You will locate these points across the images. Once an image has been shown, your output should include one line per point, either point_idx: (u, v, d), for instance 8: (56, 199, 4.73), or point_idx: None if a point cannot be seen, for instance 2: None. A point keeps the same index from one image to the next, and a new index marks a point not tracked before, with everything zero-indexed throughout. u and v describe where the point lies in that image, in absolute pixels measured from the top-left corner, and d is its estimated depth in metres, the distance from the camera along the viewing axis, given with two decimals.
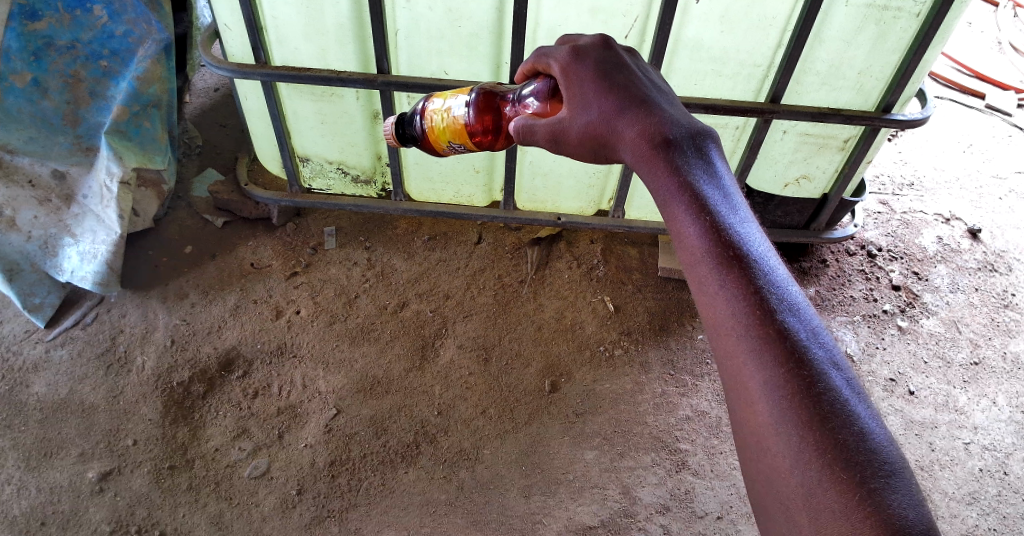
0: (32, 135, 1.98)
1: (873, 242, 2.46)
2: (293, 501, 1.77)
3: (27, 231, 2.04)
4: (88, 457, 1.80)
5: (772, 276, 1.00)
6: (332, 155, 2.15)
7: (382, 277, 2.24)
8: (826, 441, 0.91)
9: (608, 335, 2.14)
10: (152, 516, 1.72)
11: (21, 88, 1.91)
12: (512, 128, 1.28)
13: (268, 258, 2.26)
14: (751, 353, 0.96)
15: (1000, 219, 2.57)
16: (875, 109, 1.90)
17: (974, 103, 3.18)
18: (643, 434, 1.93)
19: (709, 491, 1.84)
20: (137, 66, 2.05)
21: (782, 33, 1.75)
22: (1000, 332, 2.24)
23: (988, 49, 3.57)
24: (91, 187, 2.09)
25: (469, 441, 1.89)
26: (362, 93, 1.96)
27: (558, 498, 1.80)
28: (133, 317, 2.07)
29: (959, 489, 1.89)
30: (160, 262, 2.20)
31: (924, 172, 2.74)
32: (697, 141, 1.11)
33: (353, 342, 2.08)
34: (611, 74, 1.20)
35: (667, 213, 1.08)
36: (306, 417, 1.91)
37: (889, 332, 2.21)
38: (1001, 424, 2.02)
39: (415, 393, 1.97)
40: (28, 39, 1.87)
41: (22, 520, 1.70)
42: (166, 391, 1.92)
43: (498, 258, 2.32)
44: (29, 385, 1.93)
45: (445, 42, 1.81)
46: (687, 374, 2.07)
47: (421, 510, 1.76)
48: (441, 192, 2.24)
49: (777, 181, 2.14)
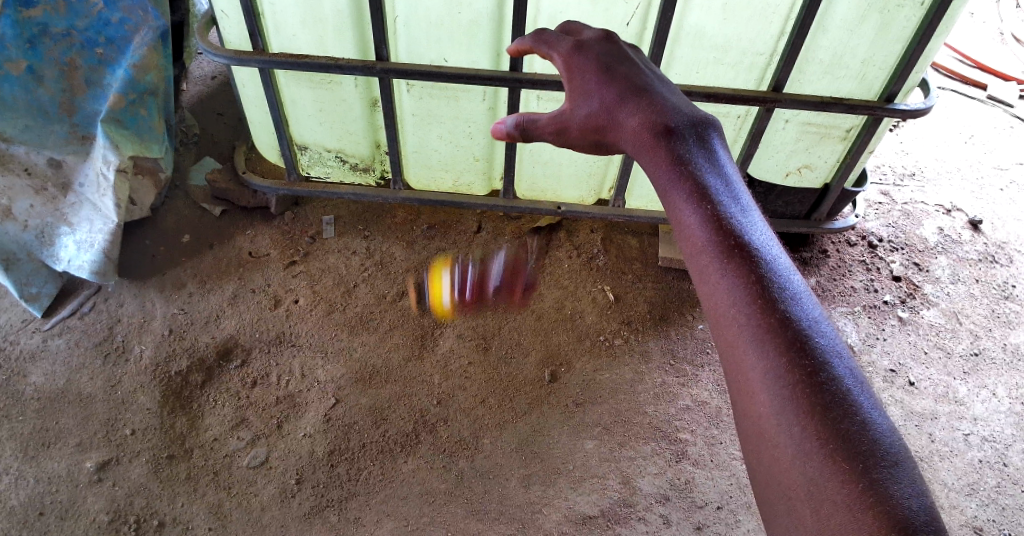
0: (27, 123, 1.96)
1: (874, 233, 2.45)
2: (292, 490, 1.76)
3: (24, 220, 2.03)
4: (86, 447, 1.79)
5: (774, 266, 0.99)
6: (331, 144, 2.14)
7: (382, 266, 2.23)
8: (828, 432, 0.89)
9: (608, 324, 2.13)
10: (151, 506, 1.71)
11: (15, 76, 1.89)
12: (493, 135, 1.27)
13: (266, 247, 2.25)
14: (752, 343, 0.95)
15: (1000, 210, 2.56)
16: (876, 99, 1.89)
17: (975, 94, 3.16)
18: (643, 424, 1.92)
19: (709, 481, 1.83)
20: (133, 53, 2.01)
21: (785, 22, 1.73)
22: (1000, 323, 2.23)
23: (990, 40, 3.55)
24: (88, 175, 2.07)
25: (469, 431, 1.88)
26: (361, 80, 1.94)
27: (558, 487, 1.79)
28: (131, 308, 2.06)
29: (959, 480, 1.88)
30: (158, 252, 2.18)
31: (925, 163, 2.73)
32: (697, 129, 1.12)
33: (352, 331, 2.07)
34: (613, 66, 1.22)
35: (667, 203, 1.08)
36: (305, 407, 1.90)
37: (889, 323, 2.20)
38: (1001, 415, 2.02)
39: (415, 382, 1.97)
40: (22, 27, 1.85)
41: (20, 511, 1.69)
42: (164, 381, 1.92)
43: (498, 247, 2.30)
44: (27, 375, 1.92)
45: (445, 29, 1.80)
46: (687, 363, 2.06)
47: (421, 500, 1.75)
48: (441, 181, 2.22)
49: (779, 171, 2.12)
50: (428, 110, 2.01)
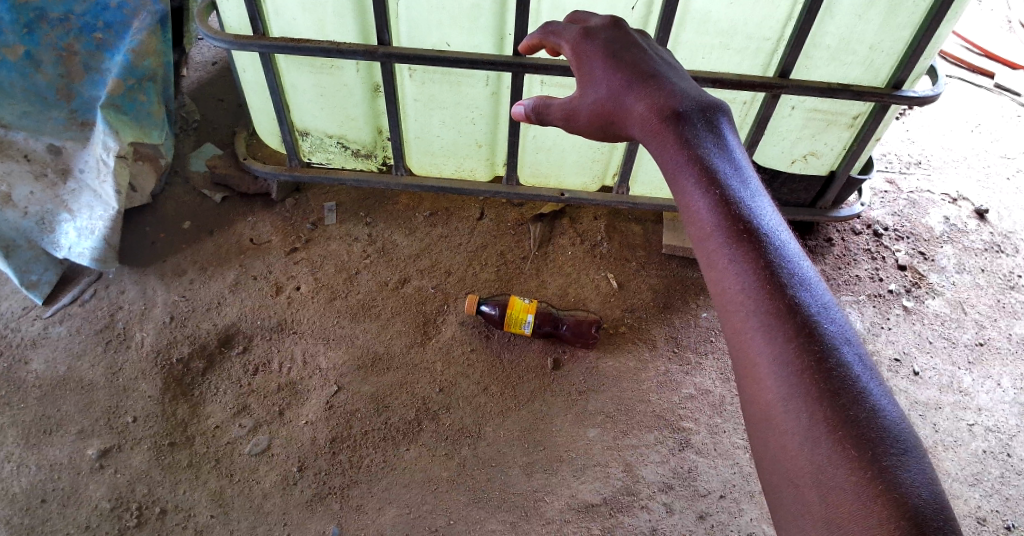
0: (26, 109, 1.94)
1: (879, 221, 2.43)
2: (294, 478, 1.75)
3: (24, 207, 2.02)
4: (87, 434, 1.79)
5: (783, 251, 0.98)
6: (333, 130, 2.12)
7: (383, 253, 2.22)
8: (836, 418, 0.88)
9: (611, 313, 2.12)
10: (153, 493, 1.71)
11: (13, 61, 1.87)
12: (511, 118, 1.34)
13: (268, 234, 2.24)
14: (760, 328, 0.94)
15: (1007, 199, 2.54)
16: (884, 86, 1.86)
17: (982, 83, 3.13)
18: (646, 412, 1.91)
19: (711, 470, 1.82)
20: (131, 38, 1.98)
21: (792, 6, 1.71)
22: (1005, 314, 2.21)
23: (998, 28, 3.50)
24: (87, 161, 2.05)
25: (471, 419, 1.87)
26: (362, 65, 1.93)
27: (560, 476, 1.78)
28: (132, 295, 2.06)
29: (963, 470, 1.87)
30: (159, 238, 2.18)
31: (932, 152, 2.70)
32: (706, 114, 1.10)
33: (354, 317, 2.06)
34: (620, 52, 1.21)
35: (676, 189, 1.07)
36: (307, 395, 1.89)
37: (895, 312, 2.19)
38: (1006, 406, 2.01)
39: (417, 370, 1.96)
40: (19, 11, 1.82)
41: (22, 498, 1.69)
42: (166, 368, 1.91)
43: (500, 234, 2.29)
44: (28, 362, 1.91)
45: (446, 13, 1.78)
46: (692, 351, 2.05)
47: (423, 488, 1.75)
48: (442, 167, 2.21)
49: (784, 158, 2.10)
50: (429, 95, 1.99)
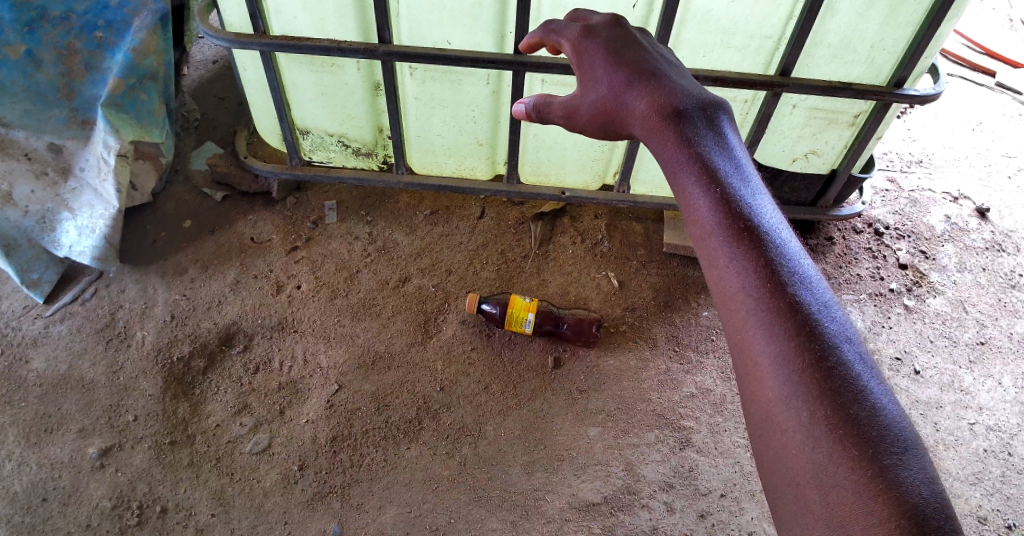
0: (27, 108, 1.95)
1: (880, 220, 2.43)
2: (294, 477, 1.75)
3: (24, 205, 2.02)
4: (88, 433, 1.79)
5: (784, 249, 0.97)
6: (333, 129, 2.12)
7: (384, 252, 2.22)
8: (837, 417, 0.88)
9: (612, 311, 2.12)
10: (153, 492, 1.71)
11: (14, 60, 1.87)
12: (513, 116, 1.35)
13: (268, 232, 2.23)
14: (761, 327, 0.94)
15: (1008, 198, 2.53)
16: (885, 84, 1.86)
17: (983, 81, 3.12)
18: (646, 411, 1.91)
19: (711, 469, 1.82)
20: (132, 37, 1.97)
21: (794, 4, 1.70)
22: (1006, 312, 2.21)
23: (998, 27, 3.50)
24: (88, 160, 2.05)
25: (471, 417, 1.87)
26: (363, 63, 1.93)
27: (561, 474, 1.78)
28: (132, 294, 2.05)
29: (964, 469, 1.87)
30: (160, 237, 2.18)
31: (933, 150, 2.70)
32: (706, 112, 1.10)
33: (354, 316, 2.06)
34: (621, 50, 1.21)
35: (676, 187, 1.07)
36: (307, 394, 1.89)
37: (895, 311, 2.19)
38: (1007, 405, 2.00)
39: (417, 369, 1.96)
40: (20, 11, 1.83)
41: (23, 497, 1.69)
42: (166, 367, 1.91)
43: (500, 232, 2.29)
44: (28, 361, 1.91)
45: (447, 12, 1.77)
46: (692, 350, 2.05)
47: (423, 487, 1.75)
48: (443, 165, 2.21)
49: (785, 156, 2.09)
50: (429, 94, 1.99)
